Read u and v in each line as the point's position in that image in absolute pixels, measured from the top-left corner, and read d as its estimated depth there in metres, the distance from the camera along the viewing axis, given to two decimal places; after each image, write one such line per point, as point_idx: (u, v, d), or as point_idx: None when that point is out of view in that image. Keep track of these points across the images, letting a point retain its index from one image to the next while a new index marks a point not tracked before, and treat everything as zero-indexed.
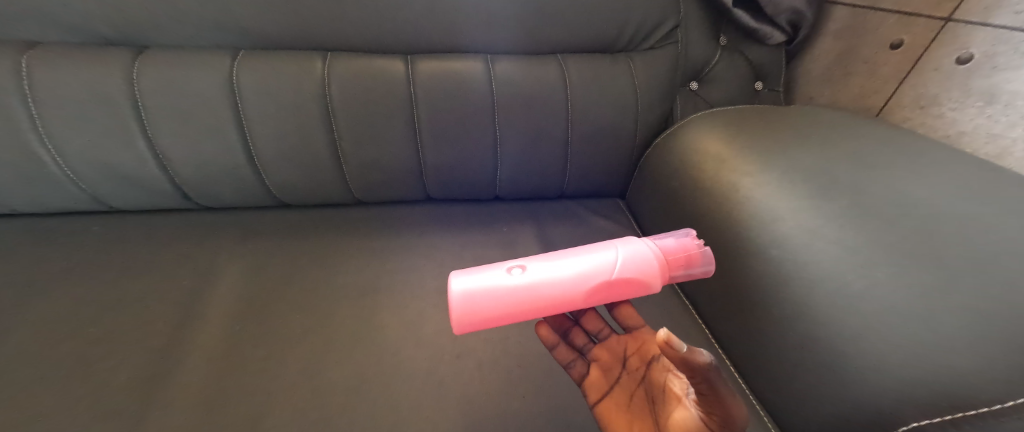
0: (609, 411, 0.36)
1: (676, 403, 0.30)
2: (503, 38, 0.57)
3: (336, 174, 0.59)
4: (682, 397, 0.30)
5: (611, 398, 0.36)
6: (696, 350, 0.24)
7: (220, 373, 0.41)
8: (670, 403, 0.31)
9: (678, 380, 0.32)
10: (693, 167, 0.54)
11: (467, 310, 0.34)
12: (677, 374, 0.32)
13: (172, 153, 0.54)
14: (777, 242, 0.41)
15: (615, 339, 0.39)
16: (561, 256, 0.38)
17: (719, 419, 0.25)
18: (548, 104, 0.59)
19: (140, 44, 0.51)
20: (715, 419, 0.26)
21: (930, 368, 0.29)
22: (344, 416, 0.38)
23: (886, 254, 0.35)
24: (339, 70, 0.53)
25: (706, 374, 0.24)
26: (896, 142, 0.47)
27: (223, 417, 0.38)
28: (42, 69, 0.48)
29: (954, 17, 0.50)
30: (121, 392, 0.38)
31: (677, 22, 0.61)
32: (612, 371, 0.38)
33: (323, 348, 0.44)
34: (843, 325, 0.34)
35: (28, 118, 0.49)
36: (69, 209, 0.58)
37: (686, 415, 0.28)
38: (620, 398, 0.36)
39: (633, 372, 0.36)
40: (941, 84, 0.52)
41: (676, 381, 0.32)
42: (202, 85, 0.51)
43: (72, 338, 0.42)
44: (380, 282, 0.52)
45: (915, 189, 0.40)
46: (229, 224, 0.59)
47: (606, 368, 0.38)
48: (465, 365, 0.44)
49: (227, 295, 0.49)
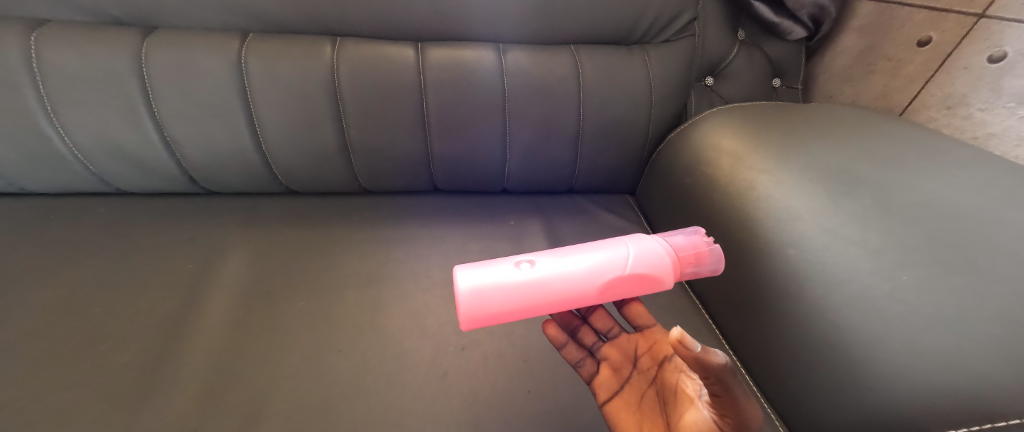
0: (619, 411, 0.35)
1: (688, 405, 0.30)
2: (515, 27, 0.56)
3: (343, 163, 0.59)
4: (694, 398, 0.29)
5: (621, 397, 0.35)
6: (710, 350, 0.23)
7: (223, 357, 0.41)
8: (682, 404, 0.30)
9: (691, 381, 0.31)
10: (707, 163, 0.53)
11: (476, 306, 0.33)
12: (690, 376, 0.32)
13: (180, 135, 0.54)
14: (794, 243, 0.40)
15: (625, 338, 0.38)
16: (571, 252, 0.37)
17: (732, 422, 0.25)
18: (559, 94, 0.58)
19: (149, 24, 0.50)
20: (728, 421, 0.25)
21: (956, 376, 0.28)
22: (346, 403, 0.38)
23: (912, 256, 0.33)
24: (349, 55, 0.52)
25: (721, 374, 0.23)
26: (923, 142, 0.46)
27: (225, 401, 0.37)
28: (50, 46, 0.47)
29: (988, 14, 0.48)
30: (125, 372, 0.38)
31: (694, 15, 0.59)
32: (622, 371, 0.37)
33: (327, 335, 0.44)
34: (863, 329, 0.33)
35: (37, 99, 0.49)
36: (77, 190, 0.58)
37: (697, 416, 0.28)
38: (630, 398, 0.35)
39: (644, 372, 0.36)
40: (969, 83, 0.50)
41: (689, 383, 0.31)
42: (210, 67, 0.50)
43: (77, 318, 0.42)
44: (386, 272, 0.52)
45: (944, 191, 0.38)
46: (234, 210, 0.59)
47: (616, 367, 0.37)
48: (470, 358, 0.43)
49: (231, 280, 0.49)
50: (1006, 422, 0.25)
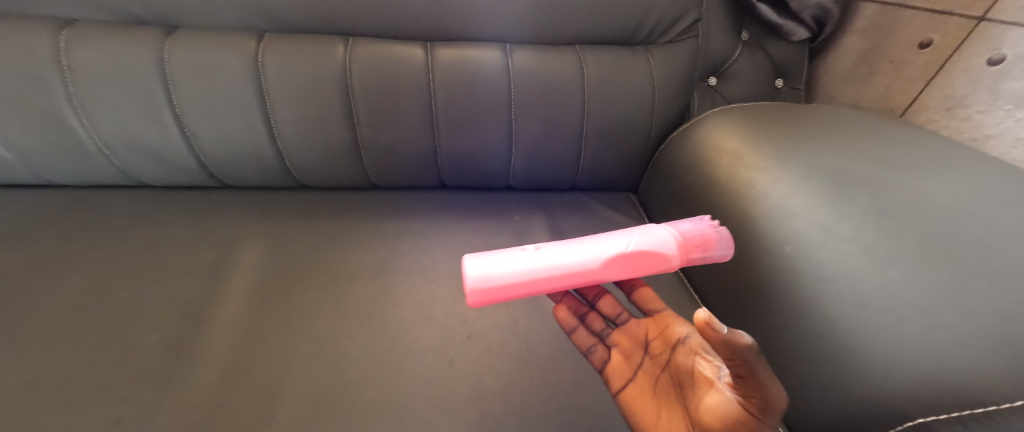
0: (635, 398, 0.36)
1: (707, 388, 0.30)
2: (522, 28, 0.57)
3: (353, 159, 0.61)
4: (715, 381, 0.30)
5: (635, 384, 0.37)
6: (737, 331, 0.22)
7: (242, 343, 0.43)
8: (702, 387, 0.31)
9: (708, 363, 0.32)
10: (708, 162, 0.54)
11: (485, 277, 0.35)
12: (706, 357, 0.33)
13: (198, 131, 0.56)
14: (791, 240, 0.41)
15: (635, 323, 0.40)
16: (577, 237, 0.39)
17: (759, 402, 0.24)
18: (564, 93, 0.59)
19: (170, 24, 0.52)
20: (754, 403, 0.24)
21: (938, 364, 0.29)
22: (359, 386, 0.40)
23: (902, 253, 0.35)
24: (360, 54, 0.54)
25: (747, 355, 0.23)
26: (921, 143, 0.47)
27: (243, 383, 0.39)
28: (78, 45, 0.50)
29: (988, 16, 0.48)
30: (152, 354, 0.41)
31: (698, 17, 0.60)
32: (633, 357, 0.38)
33: (339, 323, 0.46)
34: (854, 322, 0.34)
35: (64, 94, 0.52)
36: (100, 182, 0.60)
37: (721, 399, 0.28)
38: (645, 384, 0.36)
39: (656, 356, 0.37)
40: (969, 85, 0.51)
41: (706, 365, 0.32)
42: (228, 64, 0.52)
43: (105, 303, 0.45)
44: (395, 264, 0.54)
45: (938, 191, 0.39)
46: (248, 203, 0.61)
47: (627, 354, 0.39)
48: (476, 346, 0.45)
49: (248, 270, 0.51)
50: (998, 407, 0.25)
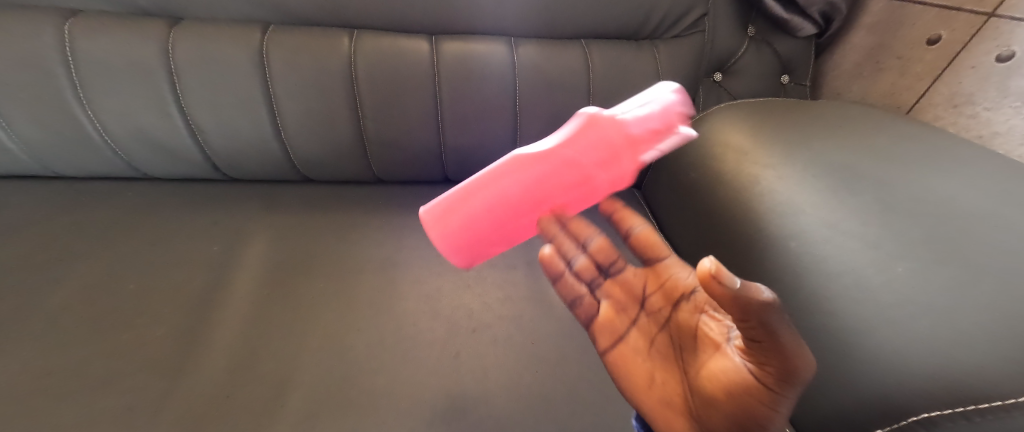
0: (625, 357, 0.32)
1: (713, 351, 0.26)
2: (528, 21, 0.57)
3: (357, 153, 0.61)
4: (722, 343, 0.26)
5: (627, 343, 0.32)
6: (754, 286, 0.18)
7: (250, 334, 0.43)
8: (706, 351, 0.27)
9: (716, 322, 0.27)
10: (713, 157, 0.54)
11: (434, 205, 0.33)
12: (713, 315, 0.28)
13: (204, 123, 0.56)
14: (796, 236, 0.41)
15: (633, 272, 0.35)
16: None
17: (776, 371, 0.20)
18: (570, 87, 0.59)
19: (176, 16, 0.52)
20: (770, 371, 0.21)
21: (945, 360, 0.28)
22: (366, 378, 0.40)
23: (906, 249, 0.35)
24: (366, 47, 0.54)
25: (764, 316, 0.18)
26: (928, 140, 0.47)
27: (252, 374, 0.40)
28: (83, 36, 0.49)
29: (998, 12, 0.48)
30: (161, 345, 0.41)
31: (704, 11, 0.60)
32: (628, 311, 0.34)
33: (345, 316, 0.46)
34: (858, 318, 0.34)
35: (70, 86, 0.52)
36: (106, 175, 0.60)
37: (727, 365, 0.24)
38: (639, 343, 0.32)
39: (655, 312, 0.33)
40: (976, 82, 0.51)
41: (713, 325, 0.27)
42: (233, 56, 0.52)
43: (114, 294, 0.45)
44: (400, 257, 0.54)
45: (945, 188, 0.39)
46: (253, 196, 0.61)
47: (621, 307, 0.34)
48: (481, 339, 0.45)
49: (254, 262, 0.51)
50: (1004, 402, 0.25)
